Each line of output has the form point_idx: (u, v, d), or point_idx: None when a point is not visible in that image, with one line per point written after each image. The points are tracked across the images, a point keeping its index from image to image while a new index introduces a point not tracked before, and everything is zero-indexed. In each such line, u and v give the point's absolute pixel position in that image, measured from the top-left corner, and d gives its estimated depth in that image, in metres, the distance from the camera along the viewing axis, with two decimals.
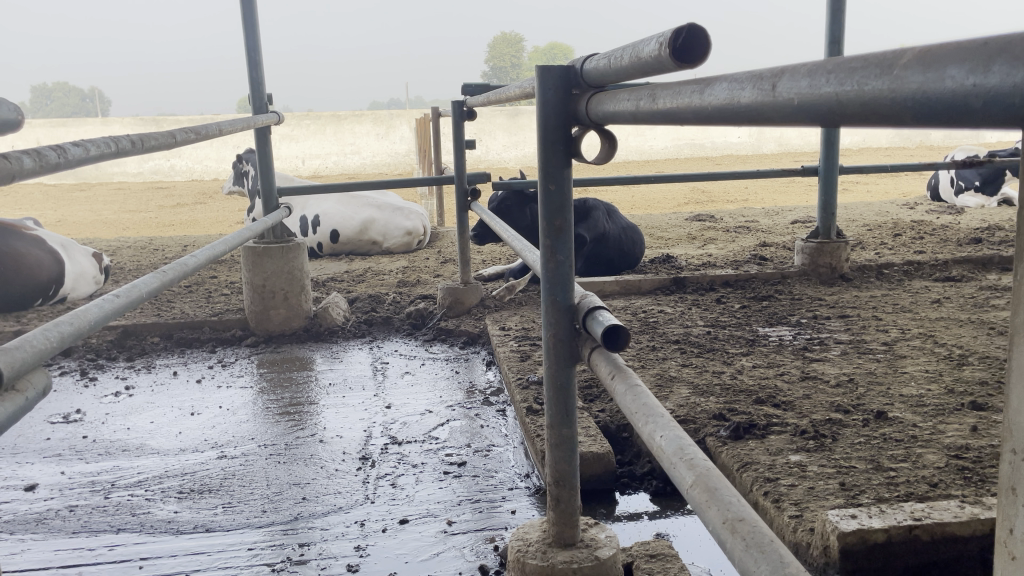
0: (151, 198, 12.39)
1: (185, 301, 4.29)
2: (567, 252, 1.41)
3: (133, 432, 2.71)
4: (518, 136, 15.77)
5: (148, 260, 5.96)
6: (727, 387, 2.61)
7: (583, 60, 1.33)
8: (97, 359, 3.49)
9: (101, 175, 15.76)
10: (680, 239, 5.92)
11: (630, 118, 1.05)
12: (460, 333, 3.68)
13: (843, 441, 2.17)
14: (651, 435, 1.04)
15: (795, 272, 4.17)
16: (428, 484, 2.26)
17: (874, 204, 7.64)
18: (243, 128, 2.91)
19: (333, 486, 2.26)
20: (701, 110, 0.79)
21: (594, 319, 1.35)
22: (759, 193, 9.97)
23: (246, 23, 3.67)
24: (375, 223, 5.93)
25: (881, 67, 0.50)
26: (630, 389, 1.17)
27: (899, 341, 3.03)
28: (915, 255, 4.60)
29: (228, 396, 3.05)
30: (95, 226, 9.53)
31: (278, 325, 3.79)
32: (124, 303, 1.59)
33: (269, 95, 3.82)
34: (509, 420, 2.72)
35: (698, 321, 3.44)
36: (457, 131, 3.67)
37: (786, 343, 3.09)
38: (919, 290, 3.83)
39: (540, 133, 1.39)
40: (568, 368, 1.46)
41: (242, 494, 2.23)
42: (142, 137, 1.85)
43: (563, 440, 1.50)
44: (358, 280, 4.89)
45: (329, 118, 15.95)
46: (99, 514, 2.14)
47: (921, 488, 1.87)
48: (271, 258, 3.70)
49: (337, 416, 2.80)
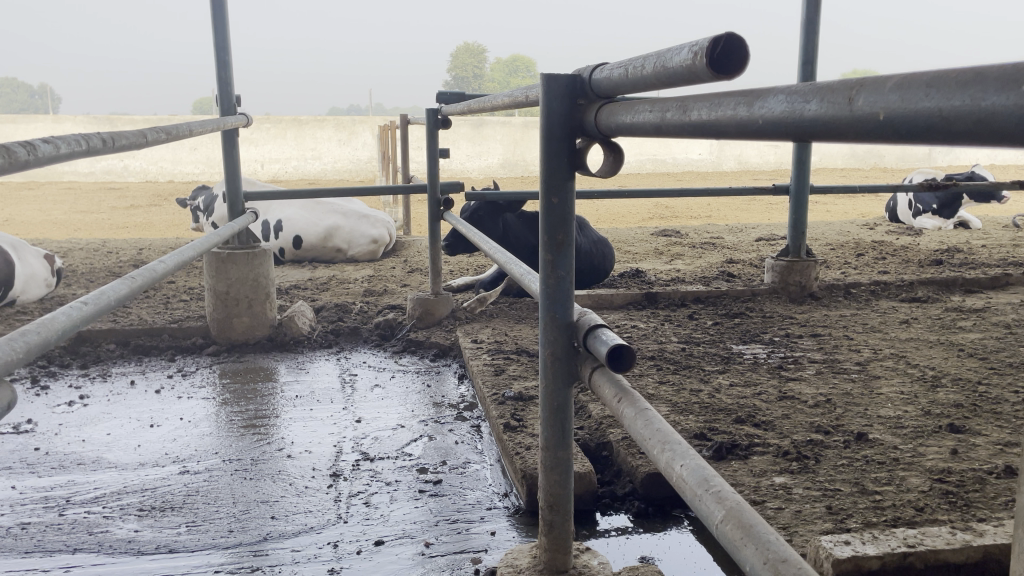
0: (103, 200, 12.05)
1: (142, 307, 4.14)
2: (567, 267, 1.36)
3: (89, 444, 2.58)
4: (482, 147, 15.75)
5: (101, 262, 5.76)
6: (706, 406, 2.58)
7: (592, 69, 1.28)
8: (49, 367, 3.34)
9: (51, 174, 15.31)
10: (647, 254, 5.92)
11: (652, 130, 1.01)
12: (430, 345, 3.61)
13: (826, 462, 2.15)
14: (669, 463, 0.99)
15: (765, 289, 4.18)
16: (403, 503, 2.18)
17: (835, 223, 7.76)
18: (214, 130, 2.80)
19: (303, 505, 2.17)
20: (749, 125, 0.76)
21: (595, 338, 1.30)
22: (722, 211, 10.07)
23: (216, 22, 3.56)
24: (340, 230, 5.82)
25: (1006, 81, 0.48)
26: (640, 413, 1.12)
27: (872, 361, 3.05)
28: (880, 275, 4.66)
29: (190, 407, 2.93)
30: (43, 227, 9.22)
31: (241, 333, 3.68)
32: (93, 310, 1.49)
33: (237, 98, 3.71)
34: (483, 436, 2.65)
35: (672, 338, 3.42)
36: (432, 140, 3.60)
37: (761, 361, 3.09)
38: (887, 310, 3.86)
39: (542, 143, 1.33)
40: (565, 388, 1.40)
41: (207, 512, 2.13)
42: (114, 135, 1.75)
43: (558, 462, 1.44)
44: (323, 288, 4.78)
45: (290, 122, 15.73)
46: (54, 533, 2.01)
47: (909, 513, 1.86)
48: (236, 264, 3.59)
49: (304, 430, 2.71)
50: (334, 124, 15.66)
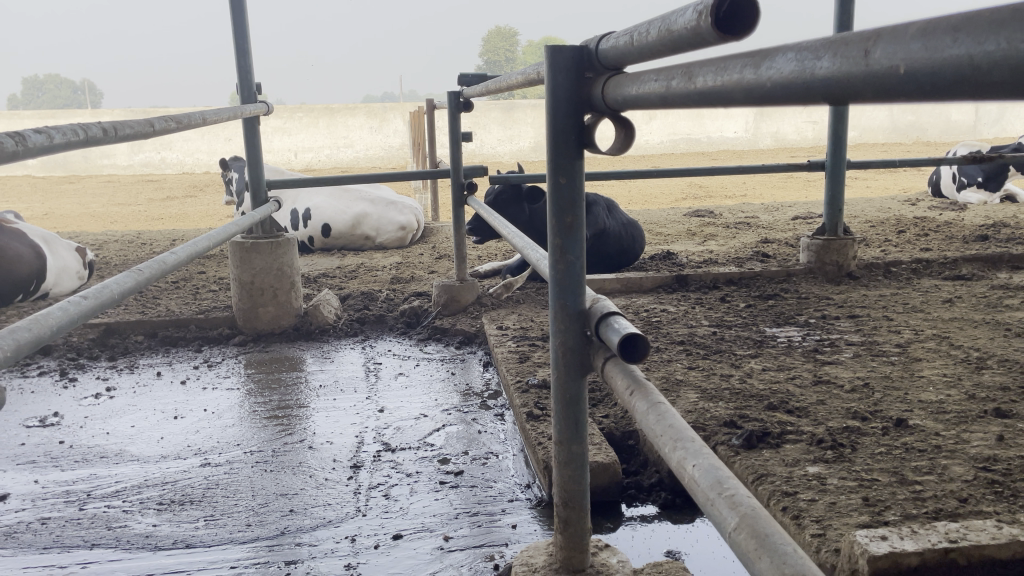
0: (140, 191, 12.20)
1: (171, 298, 4.15)
2: (578, 251, 1.28)
3: (112, 437, 2.58)
4: (513, 130, 15.65)
5: (134, 254, 5.81)
6: (737, 392, 2.49)
7: (598, 39, 1.20)
8: (77, 359, 3.36)
9: (91, 167, 15.54)
10: (679, 235, 5.79)
11: (658, 102, 0.93)
12: (456, 332, 3.56)
13: (862, 451, 2.05)
14: (681, 462, 0.91)
15: (801, 270, 4.05)
16: (423, 495, 2.13)
17: (875, 199, 7.53)
18: (229, 118, 2.76)
19: (323, 498, 2.13)
20: (756, 90, 0.67)
21: (608, 326, 1.23)
22: (757, 190, 9.88)
23: (234, 10, 3.52)
24: (368, 218, 5.79)
25: None
26: (652, 407, 1.05)
27: (912, 343, 2.92)
28: (922, 253, 4.49)
29: (214, 398, 2.92)
30: (81, 220, 9.37)
31: (267, 323, 3.66)
32: (91, 306, 1.45)
33: (258, 85, 3.67)
34: (507, 425, 2.60)
35: (703, 321, 3.32)
36: (454, 123, 3.52)
37: (796, 344, 2.98)
38: (929, 289, 3.71)
39: (548, 120, 1.26)
40: (578, 379, 1.33)
41: (225, 506, 2.10)
42: (116, 125, 1.71)
43: (572, 457, 1.37)
44: (350, 275, 4.75)
45: (321, 111, 15.78)
46: (73, 528, 2.00)
47: (951, 504, 1.76)
48: (259, 253, 3.56)
49: (327, 421, 2.67)
50: (365, 111, 15.69)
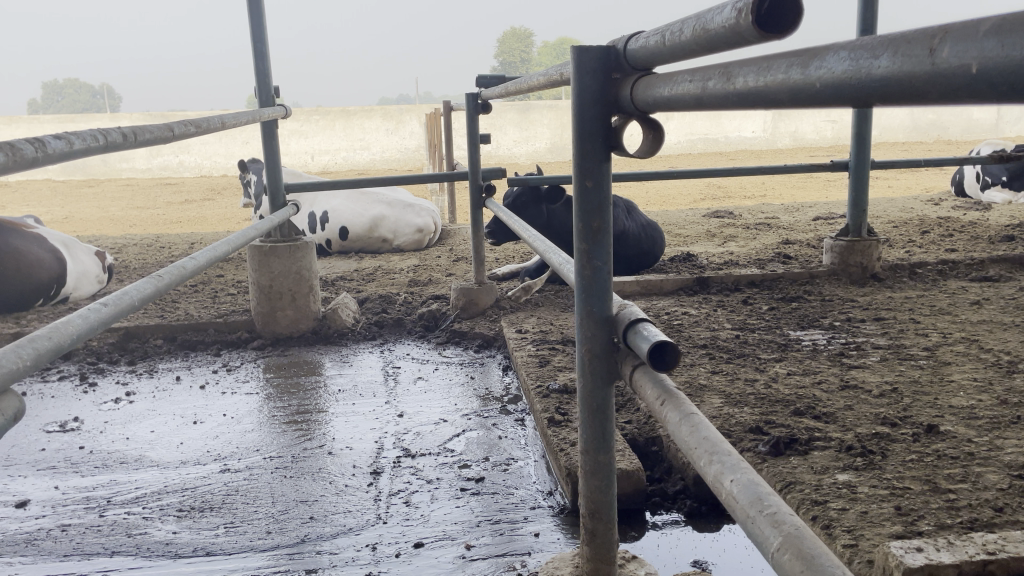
0: (159, 195, 12.26)
1: (190, 301, 4.16)
2: (605, 256, 1.25)
3: (132, 442, 2.57)
4: (530, 131, 15.63)
5: (153, 258, 5.83)
6: (763, 397, 2.45)
7: (627, 39, 1.17)
8: (97, 363, 3.36)
9: (109, 171, 15.66)
10: (699, 236, 5.74)
11: (692, 104, 0.90)
12: (475, 336, 3.53)
13: (893, 458, 2.01)
14: (717, 478, 0.88)
15: (824, 271, 3.99)
16: (444, 502, 2.11)
17: (898, 199, 7.43)
18: (248, 121, 2.75)
19: (343, 504, 2.11)
20: (805, 91, 0.64)
21: (636, 333, 1.19)
22: (777, 190, 9.80)
23: (252, 12, 3.51)
24: (386, 220, 5.78)
25: None
26: (685, 418, 1.01)
27: (941, 346, 2.86)
28: (948, 254, 4.42)
29: (233, 403, 2.91)
30: (100, 224, 9.43)
31: (285, 327, 3.65)
32: (111, 313, 1.44)
33: (276, 88, 3.66)
34: (527, 430, 2.57)
35: (725, 324, 3.28)
36: (472, 125, 3.49)
37: (821, 348, 2.93)
38: (956, 291, 3.65)
39: (574, 123, 1.23)
40: (605, 388, 1.30)
41: (245, 513, 2.08)
42: (135, 130, 1.70)
43: (599, 467, 1.34)
44: (368, 278, 4.74)
45: (338, 113, 15.82)
46: (94, 535, 2.00)
47: (987, 513, 1.71)
48: (278, 257, 3.55)
49: (346, 426, 2.65)
50: (381, 114, 15.72)
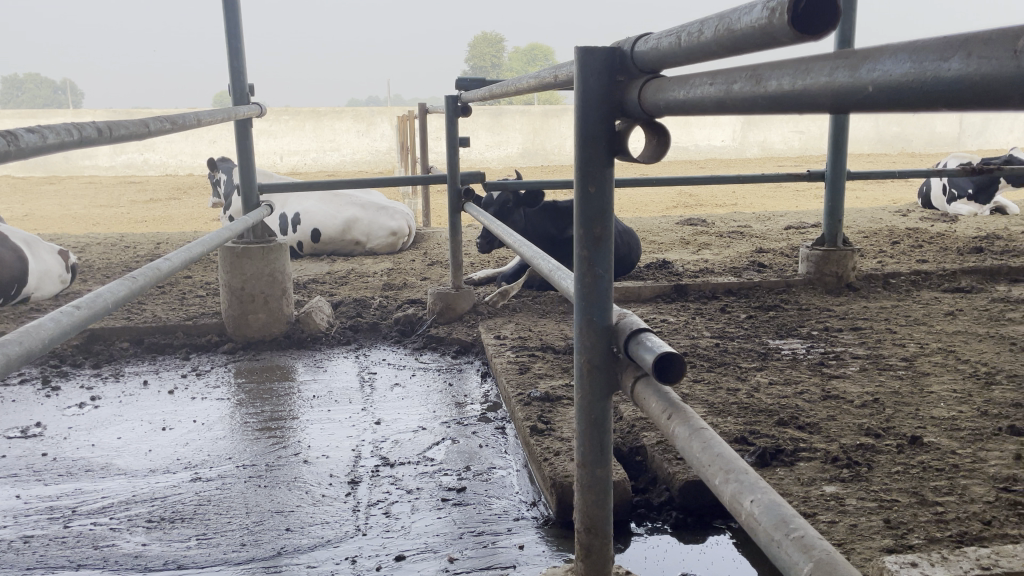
0: (123, 193, 12.02)
1: (157, 303, 4.04)
2: (606, 264, 1.22)
3: (98, 450, 2.48)
4: (501, 136, 15.61)
5: (118, 257, 5.68)
6: (746, 407, 2.43)
7: (634, 41, 1.14)
8: (60, 366, 3.25)
9: (72, 168, 15.32)
10: (673, 244, 5.75)
11: (711, 108, 0.88)
12: (452, 341, 3.48)
13: (879, 469, 2.00)
14: (736, 498, 0.85)
15: (800, 280, 4.01)
16: (425, 513, 2.05)
17: (867, 210, 7.53)
18: (224, 119, 2.68)
19: (320, 515, 2.05)
20: (854, 95, 0.64)
21: (639, 343, 1.16)
22: (747, 199, 9.88)
23: (227, 8, 3.43)
24: (358, 223, 5.70)
25: None
26: (695, 434, 0.98)
27: (919, 357, 2.88)
28: (920, 264, 4.47)
29: (204, 409, 2.82)
30: (62, 222, 9.20)
31: (256, 331, 3.56)
32: (84, 317, 1.37)
33: (250, 87, 3.58)
34: (508, 439, 2.52)
35: (704, 333, 3.26)
36: (452, 128, 3.44)
37: (800, 357, 2.93)
38: (929, 301, 3.68)
39: (576, 126, 1.19)
40: (603, 400, 1.26)
41: (218, 524, 2.01)
42: (110, 125, 1.63)
43: (596, 481, 1.30)
44: (341, 281, 4.66)
45: (308, 114, 15.66)
46: (58, 547, 1.91)
47: (976, 526, 1.70)
48: (251, 259, 3.46)
49: (321, 433, 2.59)
50: (352, 115, 15.59)
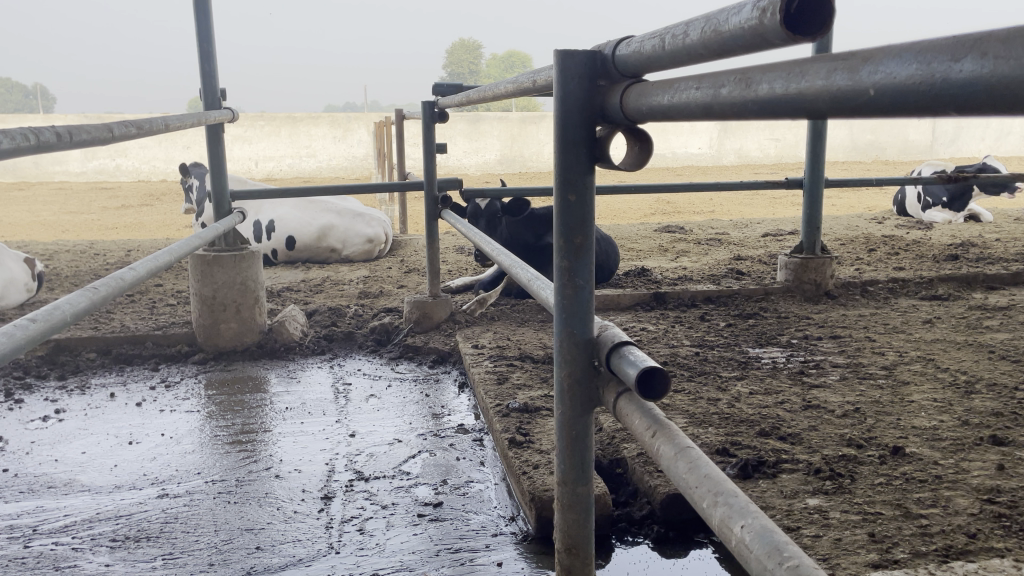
0: (94, 200, 11.82)
1: (126, 312, 3.95)
2: (587, 274, 1.17)
3: (61, 465, 2.39)
4: (479, 143, 15.58)
5: (87, 265, 5.56)
6: (726, 418, 2.39)
7: (615, 44, 1.10)
8: (24, 378, 3.15)
9: (42, 174, 15.06)
10: (651, 251, 5.73)
11: (697, 113, 0.84)
12: (429, 351, 3.42)
13: (862, 481, 1.97)
14: (725, 523, 0.81)
15: (779, 288, 3.99)
16: (401, 529, 2.00)
17: (843, 217, 7.57)
18: (193, 124, 2.61)
19: (292, 533, 1.98)
20: (852, 100, 0.61)
21: (622, 357, 1.11)
22: (725, 206, 9.92)
23: (198, 10, 3.36)
24: (334, 230, 5.62)
25: None
26: (681, 453, 0.94)
27: (899, 365, 2.86)
28: (897, 272, 4.48)
29: (172, 422, 2.74)
30: (31, 228, 9.02)
31: (228, 340, 3.49)
32: (40, 330, 1.30)
33: (222, 91, 3.51)
34: (486, 451, 2.47)
35: (684, 341, 3.24)
36: (428, 134, 3.39)
37: (781, 366, 2.90)
38: (908, 309, 3.69)
39: (555, 132, 1.15)
40: (585, 415, 1.22)
41: (186, 543, 1.94)
42: (71, 129, 1.56)
43: (578, 499, 1.26)
44: (316, 289, 4.59)
45: (284, 120, 15.53)
46: (16, 568, 1.83)
47: (961, 539, 1.68)
48: (222, 267, 3.38)
49: (295, 447, 2.52)
50: (329, 121, 15.49)
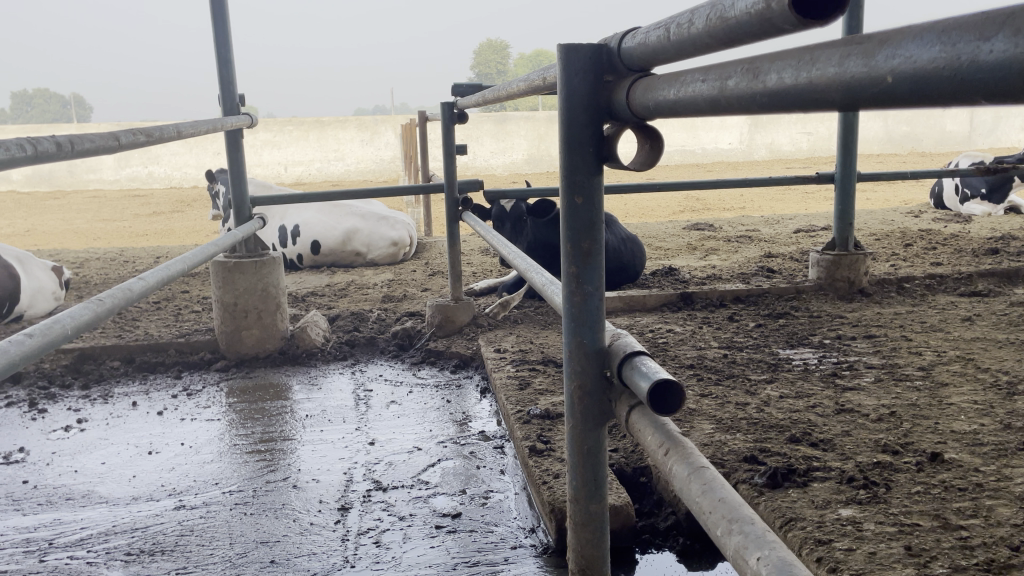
0: (127, 207, 11.97)
1: (152, 320, 3.96)
2: (597, 281, 1.11)
3: (80, 476, 2.38)
4: (506, 142, 15.54)
5: (116, 273, 5.61)
6: (755, 423, 2.31)
7: (621, 36, 1.04)
8: (48, 388, 3.16)
9: (77, 182, 15.30)
10: (680, 250, 5.63)
11: (705, 108, 0.77)
12: (451, 355, 3.38)
13: (898, 490, 1.88)
14: (740, 554, 0.74)
15: (810, 286, 3.88)
16: (418, 542, 1.94)
17: (877, 212, 7.39)
18: (209, 131, 2.58)
19: (307, 546, 1.94)
20: (870, 88, 0.54)
21: (634, 368, 1.05)
22: (756, 202, 9.76)
23: (216, 16, 3.34)
24: (359, 233, 5.61)
25: None
26: (695, 474, 0.87)
27: (937, 366, 2.75)
28: (934, 268, 4.34)
29: (193, 431, 2.72)
30: (64, 237, 9.15)
31: (250, 347, 3.46)
32: (37, 345, 1.27)
33: (241, 97, 3.49)
34: (507, 459, 2.41)
35: (712, 342, 3.15)
36: (447, 135, 3.34)
37: (812, 367, 2.81)
38: (946, 306, 3.56)
39: (561, 131, 1.09)
40: (597, 429, 1.16)
41: (200, 556, 1.91)
42: (71, 138, 1.53)
43: (590, 517, 1.19)
44: (340, 294, 4.57)
45: (312, 125, 15.63)
46: None
47: (1004, 553, 1.59)
48: (243, 273, 3.37)
49: (314, 455, 2.48)
50: (356, 125, 15.56)
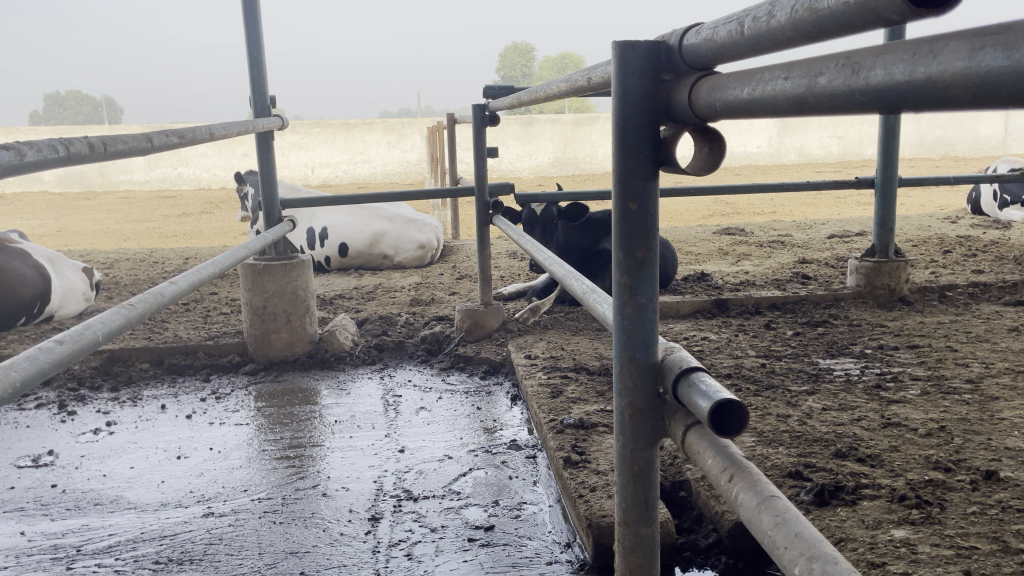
0: (156, 208, 12.06)
1: (180, 322, 3.95)
2: (651, 292, 1.05)
3: (109, 481, 2.36)
4: (532, 145, 15.51)
5: (145, 274, 5.62)
6: (798, 436, 2.23)
7: (681, 33, 0.98)
8: (78, 389, 3.14)
9: (107, 183, 15.46)
10: (711, 255, 5.54)
11: (786, 108, 0.71)
12: (480, 361, 3.33)
13: (952, 510, 1.79)
14: None
15: (849, 294, 3.78)
16: (450, 555, 1.89)
17: (913, 217, 7.25)
18: (241, 132, 2.55)
19: (338, 557, 1.89)
20: (1011, 84, 0.48)
21: (691, 386, 0.98)
22: (786, 207, 9.63)
23: (247, 17, 3.32)
24: (386, 236, 5.58)
25: None
26: (765, 503, 0.81)
27: (985, 378, 2.65)
28: (976, 276, 4.22)
29: (221, 435, 2.69)
30: (95, 237, 9.23)
31: (279, 350, 3.43)
32: (67, 352, 1.23)
33: (272, 98, 3.47)
34: (540, 469, 2.36)
35: (749, 351, 3.07)
36: (479, 137, 3.29)
37: (855, 378, 2.72)
38: (990, 316, 3.45)
39: (615, 134, 1.03)
40: (648, 448, 1.10)
41: (229, 566, 1.87)
42: (104, 139, 1.50)
43: (640, 542, 1.13)
44: (368, 297, 4.54)
45: (339, 127, 15.68)
46: None
47: None
48: (272, 276, 3.34)
49: (343, 463, 2.44)
50: (383, 127, 15.59)
